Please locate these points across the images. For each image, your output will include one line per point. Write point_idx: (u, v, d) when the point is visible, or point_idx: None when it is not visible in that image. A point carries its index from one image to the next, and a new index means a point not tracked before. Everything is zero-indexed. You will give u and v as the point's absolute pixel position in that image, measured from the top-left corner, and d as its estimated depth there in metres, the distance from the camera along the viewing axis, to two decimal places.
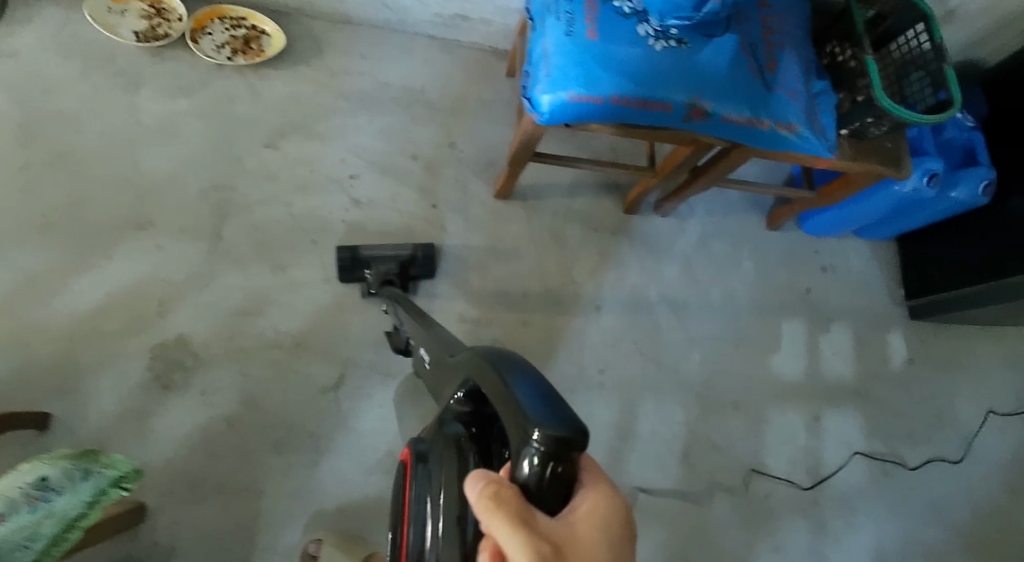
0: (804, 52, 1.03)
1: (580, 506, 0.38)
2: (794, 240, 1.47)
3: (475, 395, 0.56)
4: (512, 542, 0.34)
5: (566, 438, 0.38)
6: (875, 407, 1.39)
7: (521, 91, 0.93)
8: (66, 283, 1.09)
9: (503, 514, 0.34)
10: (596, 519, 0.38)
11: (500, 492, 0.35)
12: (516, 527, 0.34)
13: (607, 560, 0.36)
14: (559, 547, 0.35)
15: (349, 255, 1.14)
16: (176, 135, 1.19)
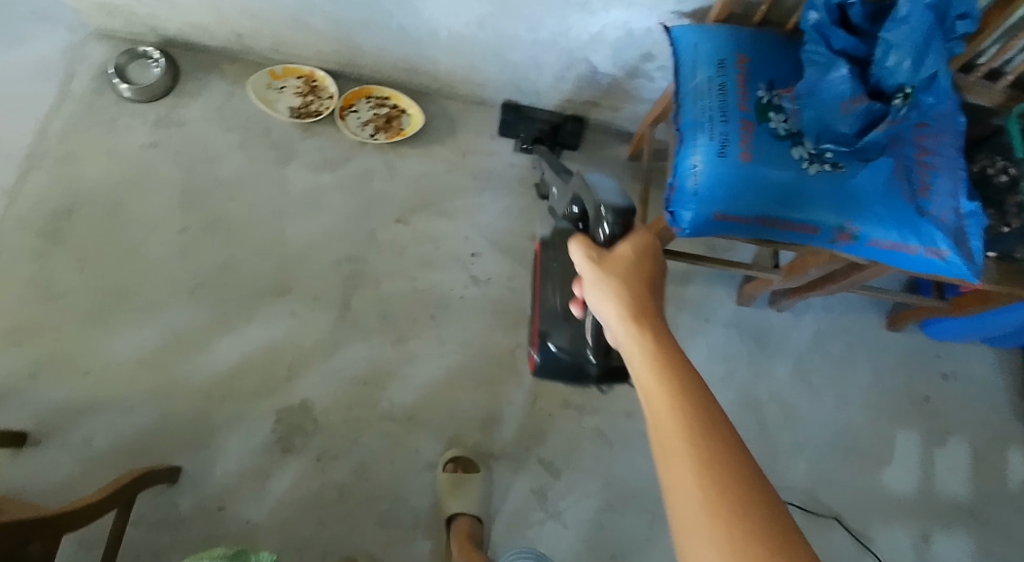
0: (961, 172, 0.93)
1: (624, 246, 0.63)
2: (913, 345, 1.40)
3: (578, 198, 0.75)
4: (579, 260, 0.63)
5: (621, 209, 0.65)
6: (997, 535, 1.28)
7: (663, 203, 0.89)
8: (209, 341, 1.18)
9: (580, 246, 0.64)
10: (636, 248, 0.62)
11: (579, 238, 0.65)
12: (582, 247, 0.63)
13: (638, 265, 0.60)
14: (604, 259, 0.61)
15: (513, 106, 1.35)
16: (318, 207, 1.29)
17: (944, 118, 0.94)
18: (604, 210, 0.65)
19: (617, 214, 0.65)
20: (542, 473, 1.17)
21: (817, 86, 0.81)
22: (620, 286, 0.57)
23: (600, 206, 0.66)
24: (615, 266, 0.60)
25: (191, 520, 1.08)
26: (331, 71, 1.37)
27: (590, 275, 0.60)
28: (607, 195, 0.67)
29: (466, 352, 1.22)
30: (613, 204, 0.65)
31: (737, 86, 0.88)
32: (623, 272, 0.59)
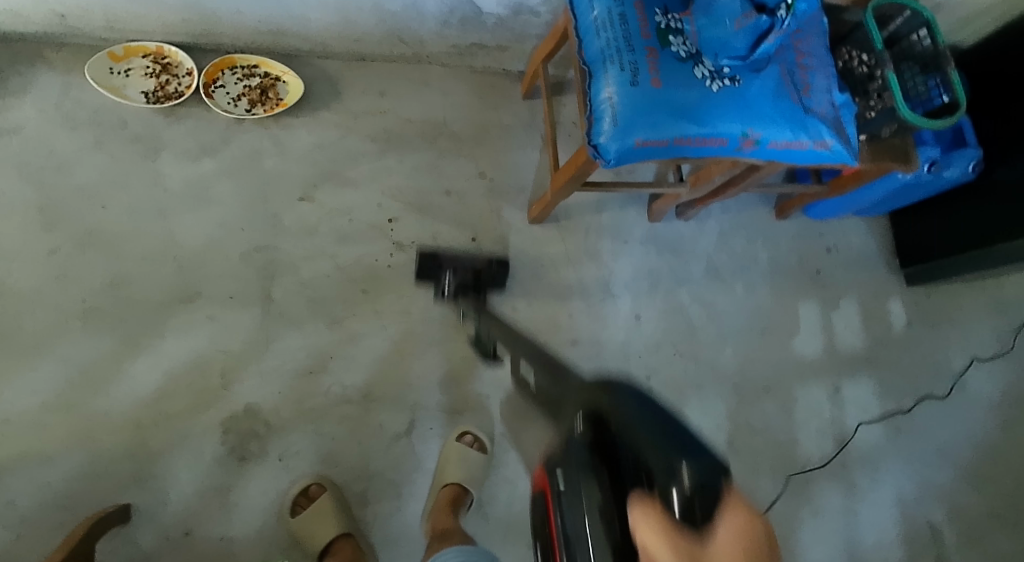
0: (831, 70, 1.07)
1: (722, 533, 0.39)
2: (801, 227, 1.57)
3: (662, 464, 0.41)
4: (648, 536, 0.39)
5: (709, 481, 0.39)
6: (884, 372, 1.52)
7: (586, 138, 0.95)
8: (121, 368, 1.07)
9: (657, 515, 0.39)
10: (735, 538, 0.39)
11: (647, 510, 0.39)
12: (663, 522, 0.38)
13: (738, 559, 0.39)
14: (695, 553, 0.38)
15: (428, 256, 1.18)
16: (207, 199, 1.17)
17: (809, 25, 1.07)
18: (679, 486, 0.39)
19: (698, 488, 0.39)
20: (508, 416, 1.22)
21: (712, 6, 0.94)
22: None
23: (666, 463, 0.40)
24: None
25: (158, 553, 1.02)
26: (182, 43, 1.21)
27: None
28: (645, 432, 0.43)
29: (406, 320, 1.21)
30: (679, 467, 0.39)
31: (637, 15, 0.96)
32: None
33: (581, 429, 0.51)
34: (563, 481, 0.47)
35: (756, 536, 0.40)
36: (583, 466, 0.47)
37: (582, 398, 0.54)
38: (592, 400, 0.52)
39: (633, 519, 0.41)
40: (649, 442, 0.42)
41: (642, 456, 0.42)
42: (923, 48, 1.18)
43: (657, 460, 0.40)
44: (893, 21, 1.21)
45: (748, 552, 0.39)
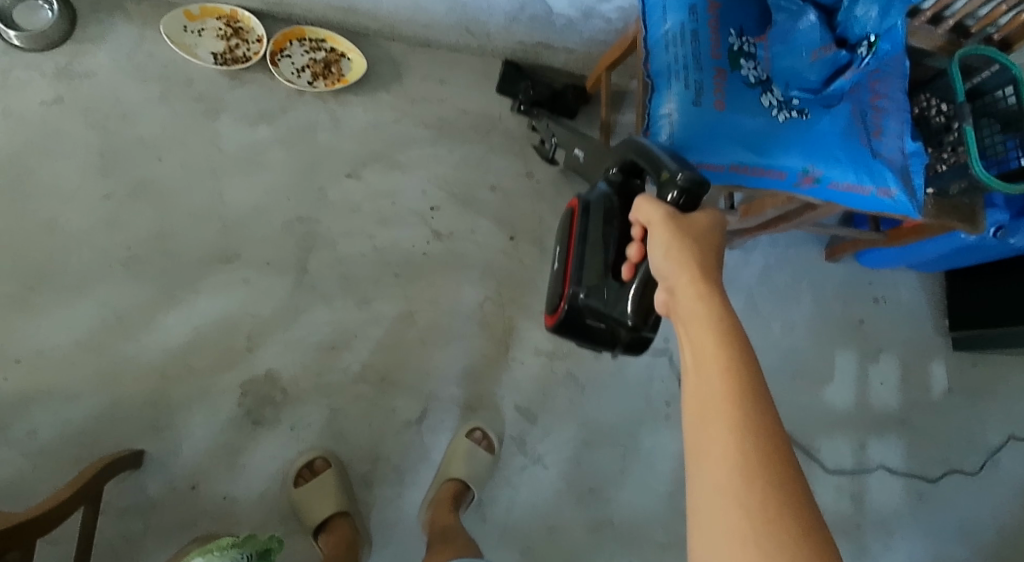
0: (907, 115, 1.02)
1: (697, 213, 0.62)
2: (849, 272, 1.51)
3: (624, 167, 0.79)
4: (651, 212, 0.63)
5: (698, 182, 0.63)
6: (915, 434, 1.46)
7: (639, 152, 0.93)
8: (153, 317, 1.10)
9: (651, 199, 0.64)
10: (706, 221, 0.61)
11: (647, 196, 0.63)
12: (655, 201, 0.63)
13: (707, 235, 0.60)
14: (674, 216, 0.61)
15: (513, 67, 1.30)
16: (257, 164, 1.19)
17: (891, 64, 1.02)
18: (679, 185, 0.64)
19: (692, 186, 0.63)
20: (521, 420, 1.21)
21: (791, 35, 0.90)
22: (693, 254, 0.56)
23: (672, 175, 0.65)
24: (689, 229, 0.60)
25: (164, 502, 1.04)
26: (256, 9, 1.24)
27: (655, 236, 0.61)
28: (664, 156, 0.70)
29: (434, 310, 1.21)
30: (691, 178, 0.64)
31: (710, 33, 0.93)
32: (694, 234, 0.59)
33: (615, 171, 0.80)
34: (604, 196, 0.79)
35: (720, 231, 0.62)
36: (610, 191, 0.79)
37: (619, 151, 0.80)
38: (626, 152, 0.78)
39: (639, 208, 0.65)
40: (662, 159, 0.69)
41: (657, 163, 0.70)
42: (1004, 107, 1.13)
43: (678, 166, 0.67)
44: (978, 75, 1.15)
45: (710, 228, 0.61)
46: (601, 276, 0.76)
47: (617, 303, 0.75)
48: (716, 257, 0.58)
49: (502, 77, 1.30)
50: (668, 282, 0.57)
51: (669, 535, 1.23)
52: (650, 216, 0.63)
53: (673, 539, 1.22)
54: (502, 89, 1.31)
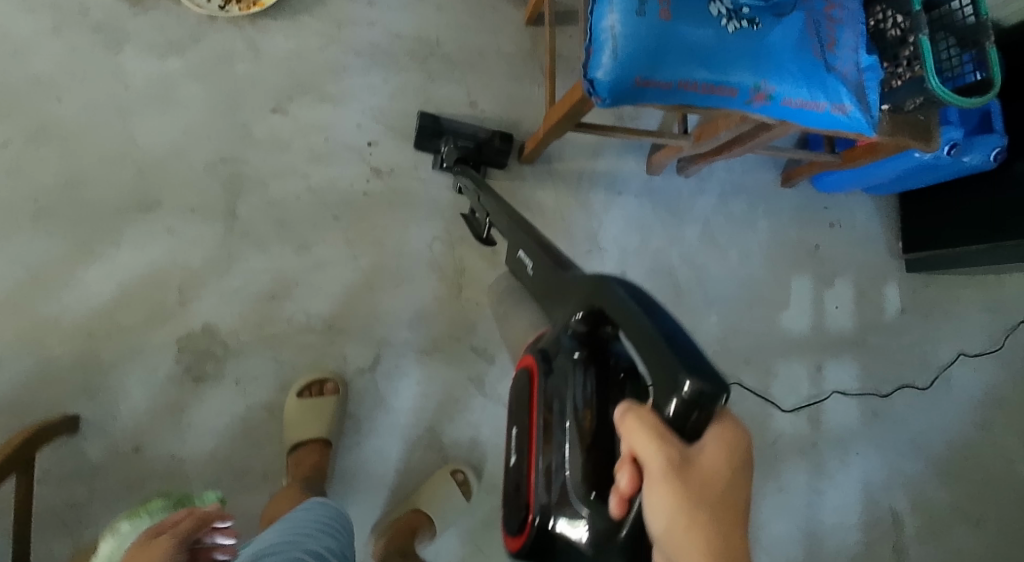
0: (861, 26, 0.98)
1: (709, 443, 0.37)
2: (805, 197, 1.49)
3: (591, 316, 0.52)
4: (640, 442, 0.37)
5: (706, 394, 0.36)
6: (869, 355, 1.49)
7: (581, 72, 0.86)
8: (73, 274, 1.02)
9: (644, 431, 0.37)
10: (723, 449, 0.37)
11: (632, 418, 0.38)
12: (652, 438, 0.36)
13: (729, 476, 0.36)
14: (683, 456, 0.36)
15: (430, 120, 1.14)
16: (172, 100, 1.08)
17: None
18: (683, 390, 0.37)
19: (697, 400, 0.36)
20: (477, 361, 1.20)
21: None
22: (708, 533, 0.33)
23: (674, 381, 0.37)
24: (701, 483, 0.35)
25: (107, 466, 1.01)
26: None
27: (654, 494, 0.35)
28: (668, 348, 0.40)
29: (379, 253, 1.15)
30: (698, 387, 0.36)
31: None
32: (713, 489, 0.35)
33: (580, 321, 0.53)
34: (577, 345, 0.53)
35: (745, 461, 0.37)
36: (581, 361, 0.52)
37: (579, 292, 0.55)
38: (588, 293, 0.53)
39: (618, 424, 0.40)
40: (655, 351, 0.41)
41: (652, 358, 0.40)
42: (957, 18, 1.07)
43: (665, 371, 0.38)
44: None
45: (732, 478, 0.36)
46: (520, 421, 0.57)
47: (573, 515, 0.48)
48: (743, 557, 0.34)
49: (417, 130, 1.15)
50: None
51: None
52: (639, 448, 0.37)
53: None
54: (417, 145, 1.17)
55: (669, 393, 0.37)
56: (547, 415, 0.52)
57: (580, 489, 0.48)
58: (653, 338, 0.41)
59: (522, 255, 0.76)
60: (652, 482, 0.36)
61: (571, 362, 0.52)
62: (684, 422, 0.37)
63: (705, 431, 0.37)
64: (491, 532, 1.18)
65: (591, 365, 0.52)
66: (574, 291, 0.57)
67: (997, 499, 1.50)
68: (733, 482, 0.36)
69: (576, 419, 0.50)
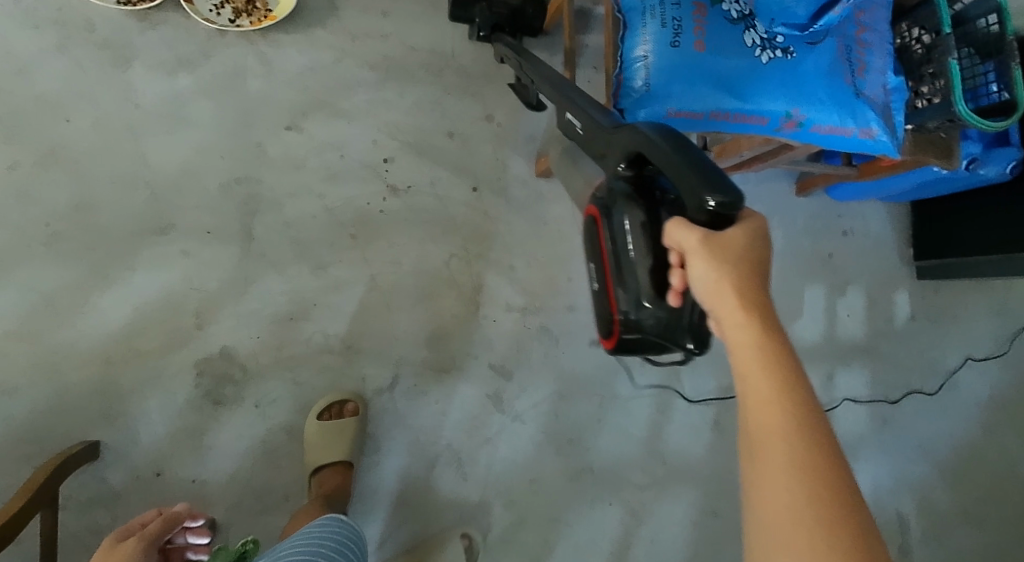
0: (891, 50, 0.98)
1: (739, 232, 0.47)
2: (819, 205, 1.49)
3: (634, 160, 0.55)
4: (681, 238, 0.48)
5: (728, 203, 0.44)
6: (879, 362, 1.51)
7: (612, 100, 0.85)
8: (87, 300, 1.01)
9: (687, 227, 0.47)
10: (748, 235, 0.47)
11: (674, 221, 0.48)
12: (692, 229, 0.47)
13: (753, 252, 0.47)
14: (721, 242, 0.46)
15: None
16: (184, 119, 1.06)
17: None
18: (707, 205, 0.44)
19: (721, 209, 0.45)
20: (495, 377, 1.20)
21: None
22: (739, 291, 0.45)
23: (697, 199, 0.45)
24: (729, 255, 0.46)
25: (129, 492, 1.00)
26: None
27: (698, 272, 0.47)
28: (686, 163, 0.47)
29: (396, 272, 1.14)
30: (720, 198, 0.44)
31: None
32: (744, 264, 0.46)
33: (624, 167, 0.57)
34: (628, 180, 0.57)
35: (765, 241, 0.48)
36: (629, 198, 0.56)
37: (616, 142, 0.57)
38: (625, 139, 0.55)
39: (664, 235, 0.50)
40: (681, 178, 0.46)
41: (677, 182, 0.47)
42: (983, 35, 1.08)
43: (690, 184, 0.46)
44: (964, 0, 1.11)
45: (755, 253, 0.47)
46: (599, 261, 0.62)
47: (643, 313, 0.54)
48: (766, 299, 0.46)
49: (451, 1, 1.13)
50: (717, 323, 0.47)
51: (646, 474, 1.29)
52: (681, 243, 0.48)
53: (648, 479, 1.28)
54: (452, 13, 1.15)
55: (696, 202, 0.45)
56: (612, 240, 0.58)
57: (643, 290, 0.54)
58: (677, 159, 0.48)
59: (568, 117, 0.73)
60: (693, 262, 0.47)
61: (621, 196, 0.57)
62: (712, 215, 0.45)
63: (729, 220, 0.46)
64: (510, 545, 1.20)
65: (638, 195, 0.55)
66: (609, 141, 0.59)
67: (1001, 501, 1.53)
68: (754, 251, 0.47)
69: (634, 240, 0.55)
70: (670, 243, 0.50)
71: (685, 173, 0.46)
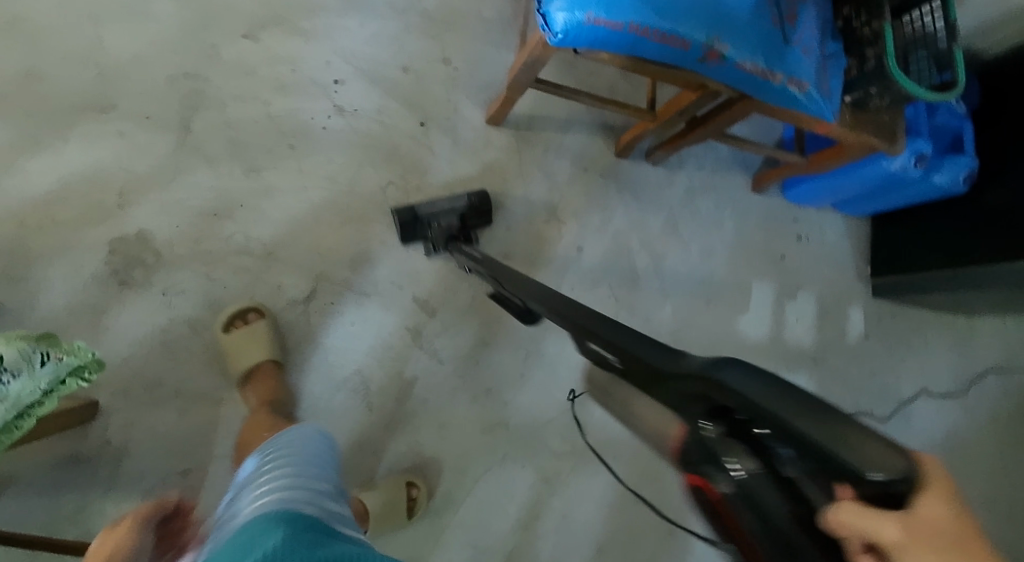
0: (823, 15, 1.03)
1: (933, 499, 0.35)
2: (775, 206, 1.48)
3: (721, 410, 0.38)
4: (860, 532, 0.33)
5: (907, 476, 0.33)
6: (826, 373, 1.46)
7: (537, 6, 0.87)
8: (15, 162, 1.01)
9: (876, 512, 0.33)
10: (942, 498, 0.35)
11: (851, 512, 0.33)
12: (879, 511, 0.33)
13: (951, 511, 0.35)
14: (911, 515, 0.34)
15: (410, 212, 1.11)
16: (145, 13, 1.10)
17: None
18: (871, 479, 0.32)
19: (900, 486, 0.33)
20: (417, 312, 1.18)
21: None
22: None
23: (856, 472, 0.32)
24: (928, 537, 0.35)
25: None
26: None
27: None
28: (811, 427, 0.32)
29: (330, 189, 1.16)
30: (892, 472, 0.32)
31: None
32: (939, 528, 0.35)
33: (707, 421, 0.39)
34: (718, 434, 0.38)
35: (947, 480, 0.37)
36: (737, 454, 0.37)
37: (682, 373, 0.39)
38: (691, 383, 0.38)
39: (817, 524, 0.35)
40: (818, 425, 0.32)
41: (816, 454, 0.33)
42: (914, 29, 1.11)
43: (841, 471, 0.32)
44: None
45: (947, 518, 0.35)
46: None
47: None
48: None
49: (399, 223, 1.12)
50: None
51: (564, 442, 1.23)
52: (862, 536, 0.33)
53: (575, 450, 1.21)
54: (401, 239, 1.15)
55: (864, 481, 0.32)
56: (736, 541, 0.37)
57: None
58: (794, 439, 0.33)
59: (591, 346, 0.53)
60: (893, 550, 0.34)
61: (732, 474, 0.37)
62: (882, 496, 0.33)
63: (917, 494, 0.34)
64: None
65: (757, 459, 0.37)
66: (649, 371, 0.43)
67: None
68: (955, 519, 0.36)
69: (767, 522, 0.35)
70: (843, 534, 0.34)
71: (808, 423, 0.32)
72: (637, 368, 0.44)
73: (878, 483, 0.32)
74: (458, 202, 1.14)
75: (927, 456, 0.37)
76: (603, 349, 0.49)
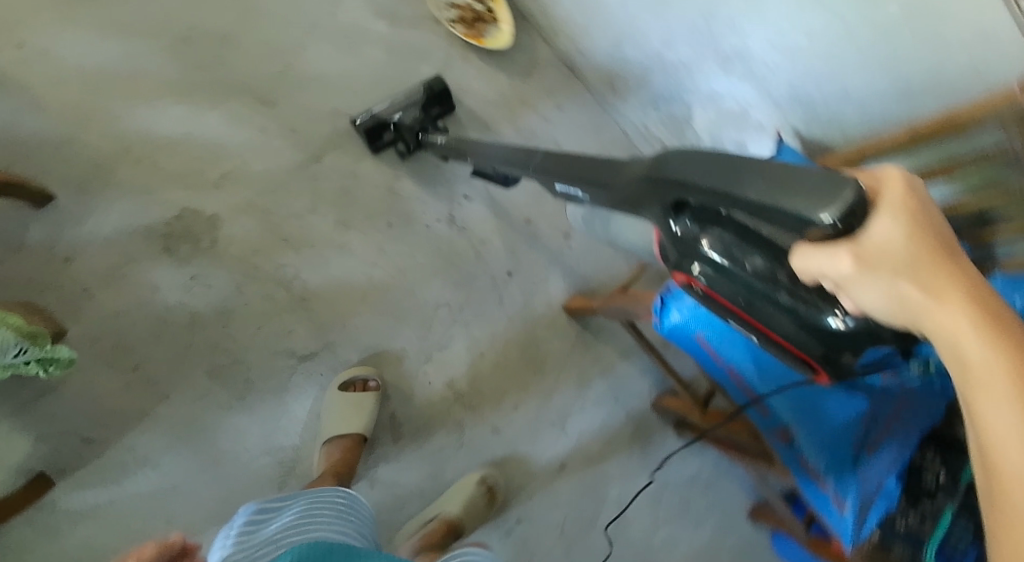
0: None
1: (888, 224, 0.36)
2: (755, 544, 1.31)
3: (681, 205, 0.46)
4: (822, 266, 0.38)
5: (852, 210, 0.34)
6: None
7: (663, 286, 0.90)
8: (162, 99, 1.08)
9: (821, 246, 0.38)
10: (901, 232, 0.36)
11: (805, 247, 0.39)
12: (820, 243, 0.38)
13: (918, 226, 0.37)
14: (866, 251, 0.36)
15: (372, 119, 1.13)
16: (354, 48, 1.19)
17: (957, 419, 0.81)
18: (828, 226, 0.35)
19: (849, 219, 0.35)
20: (384, 426, 1.15)
21: None
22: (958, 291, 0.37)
23: (812, 225, 0.35)
24: (893, 263, 0.36)
25: (33, 254, 0.99)
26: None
27: (859, 291, 0.38)
28: (762, 191, 0.37)
29: (393, 276, 1.18)
30: (835, 210, 0.34)
31: None
32: (904, 253, 0.36)
33: (676, 223, 0.47)
34: (695, 226, 0.46)
35: (923, 201, 0.38)
36: (712, 226, 0.46)
37: (640, 182, 0.47)
38: (654, 193, 0.46)
39: (793, 265, 0.41)
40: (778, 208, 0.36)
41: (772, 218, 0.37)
42: None
43: (789, 223, 0.36)
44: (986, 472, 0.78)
45: (916, 230, 0.37)
46: (773, 320, 0.50)
47: (837, 335, 0.48)
48: (966, 283, 0.37)
49: (363, 134, 1.15)
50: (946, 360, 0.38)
51: None
52: (824, 270, 0.38)
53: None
54: (373, 150, 1.17)
55: (810, 229, 0.36)
56: (737, 297, 0.51)
57: (820, 308, 0.47)
58: (755, 210, 0.37)
59: (557, 184, 0.63)
60: (851, 285, 0.38)
61: (730, 258, 0.47)
62: (843, 237, 0.36)
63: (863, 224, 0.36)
64: None
65: (732, 235, 0.45)
66: (614, 191, 0.51)
67: None
68: (916, 231, 0.36)
69: (756, 284, 0.48)
70: (812, 277, 0.40)
71: (773, 200, 0.36)
72: (609, 194, 0.52)
73: (823, 229, 0.35)
74: (417, 102, 1.16)
75: (897, 177, 0.39)
76: (569, 185, 0.60)
